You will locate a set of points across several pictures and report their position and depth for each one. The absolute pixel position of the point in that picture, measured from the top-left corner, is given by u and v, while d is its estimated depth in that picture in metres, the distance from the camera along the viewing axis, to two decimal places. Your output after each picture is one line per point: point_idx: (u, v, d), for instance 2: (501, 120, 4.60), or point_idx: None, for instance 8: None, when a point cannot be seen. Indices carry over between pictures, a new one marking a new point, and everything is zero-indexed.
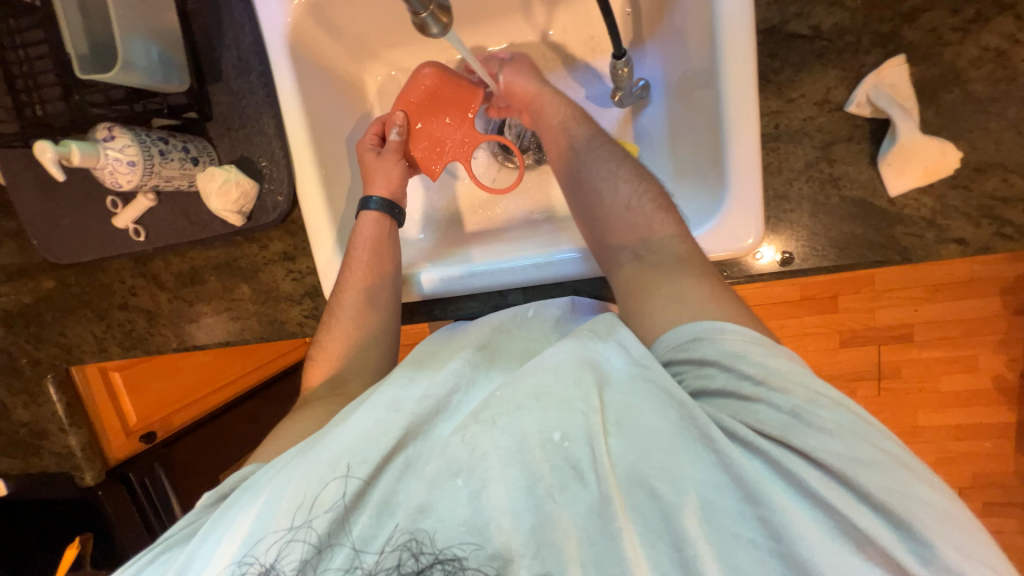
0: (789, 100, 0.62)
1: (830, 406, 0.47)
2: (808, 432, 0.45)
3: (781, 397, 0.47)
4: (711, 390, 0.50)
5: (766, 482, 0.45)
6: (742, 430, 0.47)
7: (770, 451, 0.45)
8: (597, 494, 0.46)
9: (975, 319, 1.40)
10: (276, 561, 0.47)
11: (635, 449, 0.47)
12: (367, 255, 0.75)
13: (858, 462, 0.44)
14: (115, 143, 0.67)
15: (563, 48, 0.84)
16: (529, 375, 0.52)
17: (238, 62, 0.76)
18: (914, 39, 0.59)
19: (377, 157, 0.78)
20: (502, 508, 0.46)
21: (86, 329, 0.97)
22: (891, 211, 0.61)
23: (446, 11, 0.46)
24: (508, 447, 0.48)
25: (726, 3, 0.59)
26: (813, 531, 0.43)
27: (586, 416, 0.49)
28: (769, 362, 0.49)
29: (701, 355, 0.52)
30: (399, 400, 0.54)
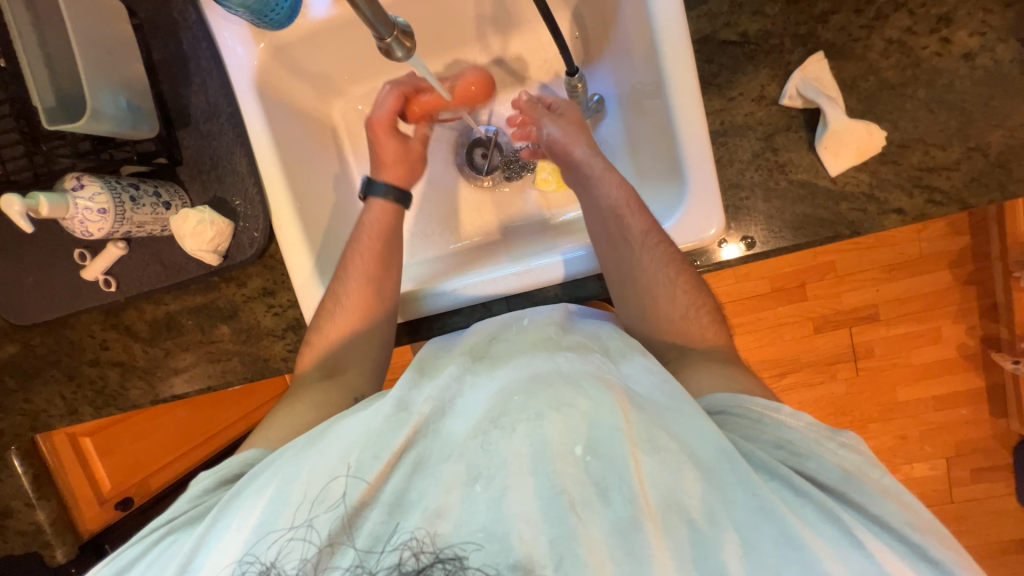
0: (730, 99, 0.68)
1: (878, 481, 0.50)
2: (858, 491, 0.48)
3: (831, 457, 0.51)
4: (762, 437, 0.53)
5: (812, 526, 0.45)
6: (797, 478, 0.48)
7: (823, 501, 0.46)
8: (626, 512, 0.46)
9: (931, 293, 1.49)
10: (277, 559, 0.47)
11: (667, 470, 0.47)
12: (365, 273, 0.75)
13: (906, 522, 0.46)
14: (84, 192, 0.66)
15: (520, 72, 0.90)
16: (550, 385, 0.53)
17: (207, 106, 0.77)
18: (829, 38, 0.66)
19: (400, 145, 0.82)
20: (524, 518, 0.46)
21: (53, 391, 0.93)
22: (835, 190, 0.67)
23: (408, 36, 0.50)
24: (531, 455, 0.48)
25: (663, 17, 0.66)
26: (841, 558, 0.43)
27: (613, 435, 0.48)
28: (823, 439, 0.52)
29: (757, 416, 0.55)
30: (409, 401, 0.55)
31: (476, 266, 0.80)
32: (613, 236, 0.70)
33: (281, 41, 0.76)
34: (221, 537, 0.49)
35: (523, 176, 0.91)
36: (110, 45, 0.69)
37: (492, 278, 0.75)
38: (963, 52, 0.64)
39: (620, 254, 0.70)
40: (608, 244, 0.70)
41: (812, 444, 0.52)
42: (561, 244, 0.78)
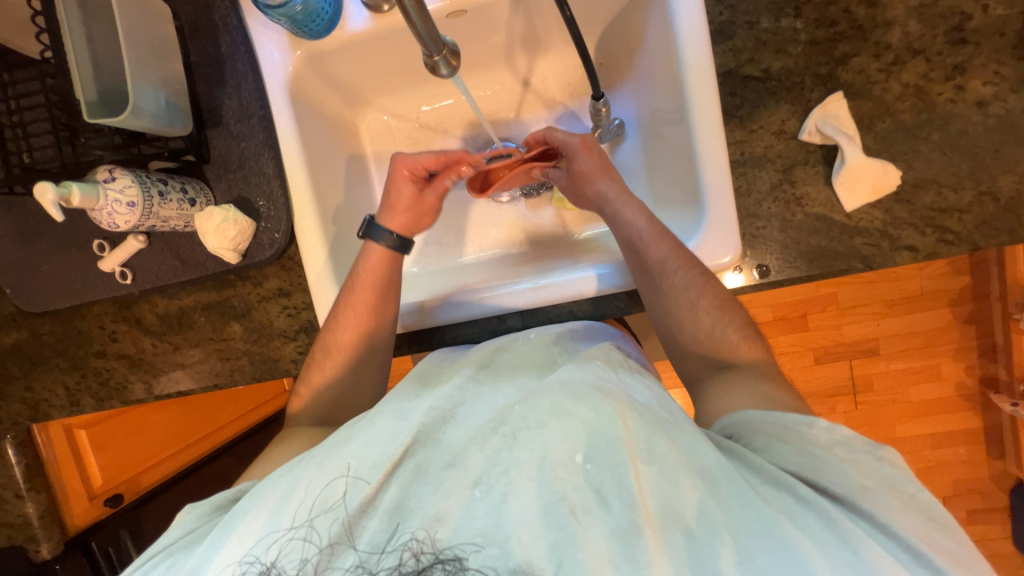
0: (751, 131, 0.70)
1: (900, 497, 0.49)
2: (876, 505, 0.48)
3: (853, 471, 0.50)
4: (786, 455, 0.53)
5: (812, 536, 0.44)
6: (803, 487, 0.48)
7: (833, 513, 0.46)
8: (623, 516, 0.45)
9: (932, 330, 1.51)
10: (277, 559, 0.46)
11: (665, 478, 0.46)
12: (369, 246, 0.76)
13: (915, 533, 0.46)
14: (115, 184, 0.67)
15: (545, 93, 0.93)
16: (547, 393, 0.52)
17: (239, 108, 0.79)
18: (849, 79, 0.68)
19: (413, 194, 0.80)
20: (524, 523, 0.45)
21: (57, 381, 0.92)
22: (849, 224, 0.69)
23: (455, 56, 0.52)
24: (534, 463, 0.47)
25: (690, 52, 0.68)
26: (844, 565, 0.42)
27: (611, 442, 0.47)
28: (854, 452, 0.52)
29: (785, 434, 0.55)
30: (405, 409, 0.56)
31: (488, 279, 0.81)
32: (649, 277, 0.70)
33: (316, 51, 0.78)
34: (231, 537, 0.49)
35: (541, 193, 0.93)
36: (152, 44, 0.70)
37: (507, 298, 0.75)
38: (976, 100, 0.66)
39: (668, 303, 0.70)
40: (649, 296, 0.71)
41: (836, 458, 0.52)
42: (577, 261, 0.79)
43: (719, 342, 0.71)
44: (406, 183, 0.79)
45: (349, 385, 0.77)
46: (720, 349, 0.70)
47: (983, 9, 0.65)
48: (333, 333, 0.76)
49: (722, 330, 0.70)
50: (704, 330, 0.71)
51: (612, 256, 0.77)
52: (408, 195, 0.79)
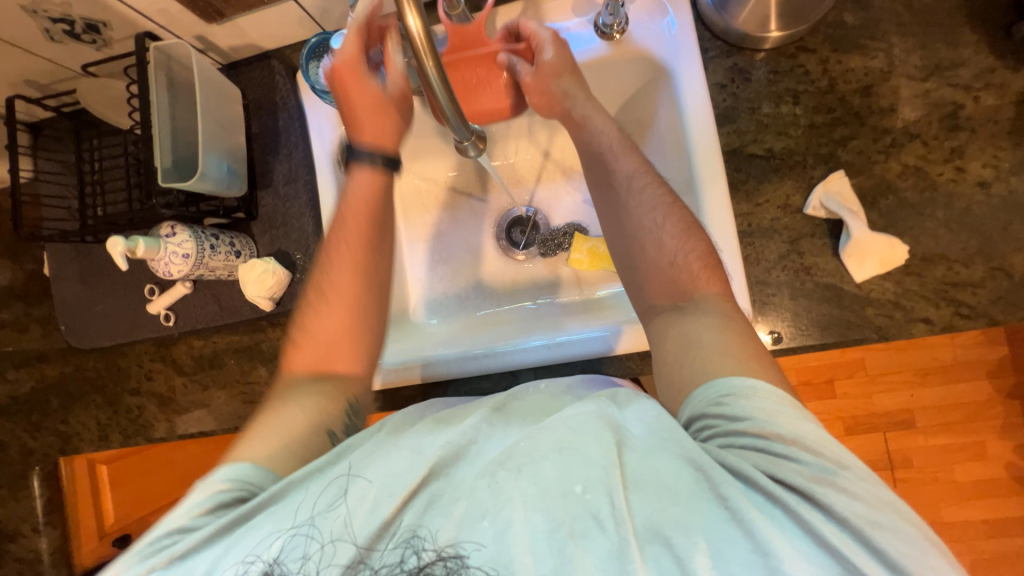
0: (757, 205, 0.74)
1: (855, 473, 0.47)
2: (833, 490, 0.46)
3: (807, 451, 0.48)
4: (739, 441, 0.50)
5: (782, 536, 0.45)
6: (764, 480, 0.47)
7: (788, 501, 0.46)
8: (615, 538, 0.47)
9: (971, 405, 1.44)
10: (280, 556, 0.50)
11: (651, 500, 0.48)
12: (361, 205, 0.70)
13: (868, 516, 0.45)
14: (175, 239, 0.76)
15: (563, 162, 1.01)
16: (551, 429, 0.54)
17: (288, 172, 0.88)
18: (849, 158, 0.72)
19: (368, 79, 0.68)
20: (525, 547, 0.48)
21: (91, 416, 0.97)
22: (860, 294, 0.70)
23: (482, 139, 0.60)
24: (533, 493, 0.50)
25: (697, 134, 0.73)
26: (809, 568, 0.44)
27: (605, 470, 0.50)
28: (798, 421, 0.50)
29: (733, 412, 0.51)
30: (422, 444, 0.56)
31: (500, 332, 0.84)
32: (610, 192, 0.71)
33: None
34: (244, 539, 0.51)
35: (557, 254, 0.98)
36: (223, 121, 0.82)
37: (522, 353, 0.79)
38: (977, 180, 0.68)
39: (631, 226, 0.69)
40: (610, 218, 0.72)
41: (780, 426, 0.49)
42: (590, 319, 0.82)
43: (684, 278, 0.65)
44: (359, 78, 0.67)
45: (358, 322, 0.69)
46: (682, 279, 0.65)
47: (974, 99, 0.69)
48: (329, 271, 0.70)
49: (685, 257, 0.65)
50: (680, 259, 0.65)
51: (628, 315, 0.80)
52: (373, 96, 0.68)
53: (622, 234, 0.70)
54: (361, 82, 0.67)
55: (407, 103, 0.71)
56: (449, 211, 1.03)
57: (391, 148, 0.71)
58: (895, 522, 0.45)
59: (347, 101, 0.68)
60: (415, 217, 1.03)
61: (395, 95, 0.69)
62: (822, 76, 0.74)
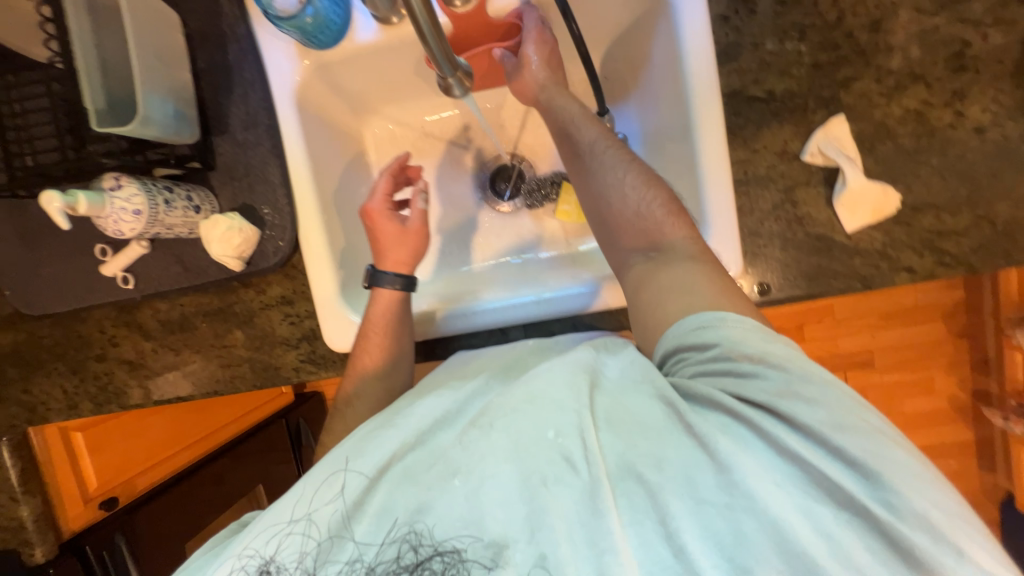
0: (754, 151, 0.71)
1: (822, 382, 0.48)
2: (797, 403, 0.46)
3: (774, 367, 0.49)
4: (710, 368, 0.51)
5: (750, 453, 0.46)
6: (729, 401, 0.48)
7: (754, 417, 0.47)
8: (587, 479, 0.48)
9: (925, 344, 1.57)
10: (276, 553, 0.51)
11: (623, 439, 0.49)
12: (382, 313, 0.77)
13: (835, 423, 0.45)
14: (121, 193, 0.66)
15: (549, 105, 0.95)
16: (524, 382, 0.53)
17: (246, 116, 0.79)
18: (851, 101, 0.69)
19: (391, 222, 0.80)
20: (499, 500, 0.49)
21: (55, 384, 0.91)
22: (850, 244, 0.70)
23: (467, 75, 0.55)
24: (507, 447, 0.50)
25: (696, 74, 0.69)
26: (778, 487, 0.45)
27: (576, 414, 0.50)
28: (765, 342, 0.50)
29: (705, 340, 0.52)
30: (399, 413, 0.57)
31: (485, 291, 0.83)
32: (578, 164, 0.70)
33: (324, 60, 0.79)
34: (243, 535, 0.53)
35: (543, 206, 0.95)
36: (163, 54, 0.71)
37: (507, 309, 0.78)
38: (975, 126, 0.67)
39: (597, 184, 0.68)
40: (581, 187, 0.70)
41: (750, 348, 0.50)
42: (577, 274, 0.81)
43: (651, 230, 0.64)
44: (385, 220, 0.80)
45: (402, 316, 0.78)
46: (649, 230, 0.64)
47: (983, 37, 0.66)
48: (354, 375, 0.77)
49: (652, 211, 0.65)
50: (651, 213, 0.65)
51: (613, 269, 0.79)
52: (394, 231, 0.81)
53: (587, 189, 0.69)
54: (389, 222, 0.80)
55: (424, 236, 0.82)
56: (429, 161, 0.97)
57: (409, 271, 0.80)
58: (862, 424, 0.46)
59: (374, 236, 0.81)
60: None
61: (414, 228, 0.81)
62: (830, 9, 0.68)
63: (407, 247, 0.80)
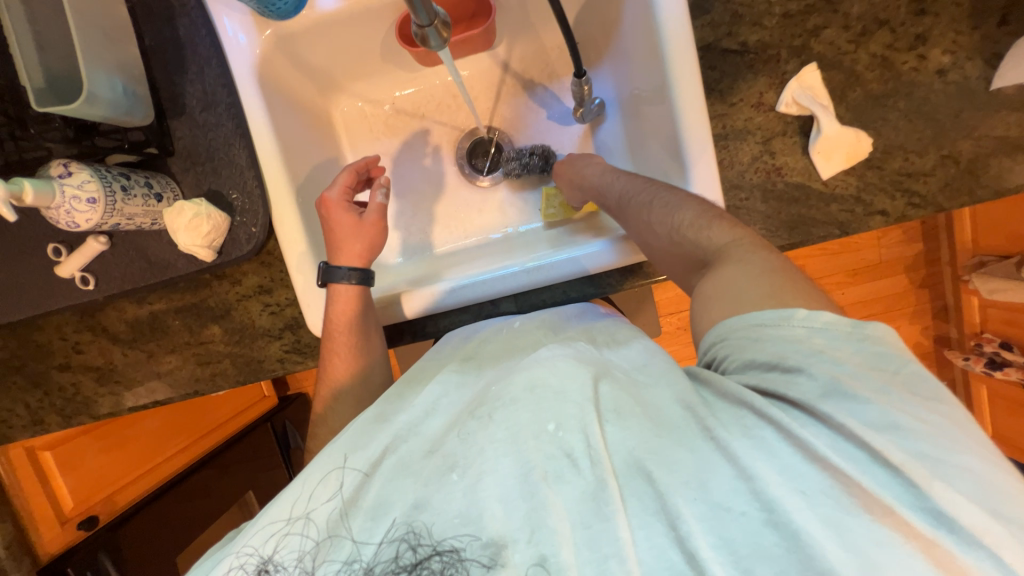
0: (731, 104, 0.71)
1: (875, 380, 0.47)
2: (840, 402, 0.45)
3: (824, 363, 0.48)
4: (755, 361, 0.51)
5: (774, 449, 0.44)
6: (759, 399, 0.47)
7: (783, 420, 0.45)
8: (591, 479, 0.44)
9: (891, 296, 1.65)
10: (274, 554, 0.46)
11: (633, 435, 0.46)
12: (340, 311, 0.74)
13: (869, 418, 0.44)
14: (72, 180, 0.61)
15: (522, 74, 0.93)
16: (525, 369, 0.52)
17: (204, 96, 0.74)
18: (821, 50, 0.70)
19: (346, 215, 0.76)
20: (497, 498, 0.44)
21: (16, 400, 0.85)
22: (826, 192, 0.72)
23: (445, 27, 0.57)
24: (504, 439, 0.47)
25: (670, 29, 0.69)
26: (790, 481, 0.42)
27: (580, 406, 0.47)
28: (835, 347, 0.50)
29: (758, 337, 0.53)
30: (400, 425, 0.54)
31: (471, 265, 0.81)
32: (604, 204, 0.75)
33: (285, 32, 0.75)
34: (241, 535, 0.49)
35: (523, 178, 0.93)
36: (105, 28, 0.66)
37: (497, 276, 0.76)
38: (937, 68, 0.69)
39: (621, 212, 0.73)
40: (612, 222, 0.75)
41: (812, 350, 0.50)
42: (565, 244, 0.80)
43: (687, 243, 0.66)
44: (341, 213, 0.76)
45: (364, 310, 0.75)
46: (697, 241, 0.65)
47: None
48: (328, 378, 0.75)
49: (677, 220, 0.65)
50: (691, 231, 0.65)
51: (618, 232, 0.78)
52: (350, 223, 0.76)
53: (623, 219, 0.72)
54: (343, 215, 0.75)
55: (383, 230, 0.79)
56: (402, 137, 0.94)
57: (364, 264, 0.76)
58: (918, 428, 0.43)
59: (328, 229, 0.76)
60: (365, 146, 0.94)
61: (371, 221, 0.77)
62: None
63: (365, 242, 0.77)
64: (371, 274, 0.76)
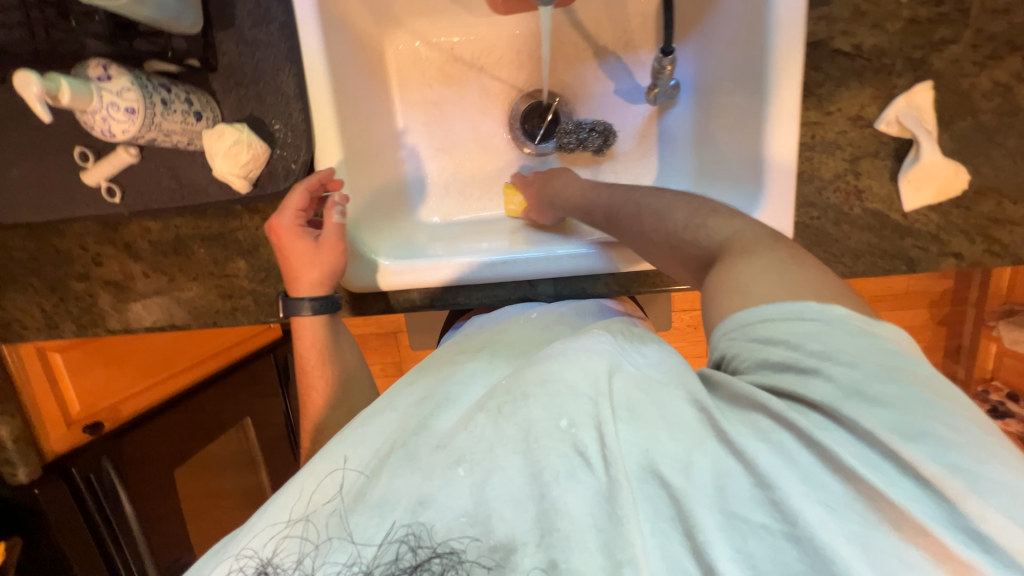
0: (827, 113, 0.66)
1: (907, 381, 0.41)
2: (867, 407, 0.40)
3: (843, 363, 0.42)
4: (770, 361, 0.45)
5: (793, 458, 0.40)
6: (772, 402, 0.42)
7: (806, 428, 0.40)
8: (603, 480, 0.42)
9: (908, 328, 1.62)
10: (273, 556, 0.46)
11: (643, 434, 0.44)
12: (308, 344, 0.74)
13: (896, 426, 0.39)
14: (112, 84, 0.56)
15: (595, 38, 0.85)
16: (538, 364, 0.50)
17: (255, 9, 0.67)
18: (941, 67, 0.63)
19: (302, 239, 0.71)
20: (509, 498, 0.43)
21: (31, 301, 0.83)
22: (903, 224, 0.67)
23: None
24: (516, 436, 0.45)
25: (783, 20, 0.63)
26: (812, 494, 0.39)
27: (593, 403, 0.45)
28: (856, 341, 0.43)
29: (771, 335, 0.46)
30: (409, 413, 0.53)
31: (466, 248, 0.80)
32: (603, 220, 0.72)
33: None
34: (237, 539, 0.49)
35: (579, 151, 0.88)
36: None
37: (483, 259, 0.74)
38: None
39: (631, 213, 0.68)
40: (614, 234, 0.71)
41: (838, 349, 0.43)
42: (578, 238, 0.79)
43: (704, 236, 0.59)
44: (296, 240, 0.71)
45: (331, 334, 0.76)
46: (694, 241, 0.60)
47: None
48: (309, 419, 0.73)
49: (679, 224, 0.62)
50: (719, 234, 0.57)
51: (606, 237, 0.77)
52: (307, 248, 0.71)
53: (633, 232, 0.67)
54: (299, 241, 0.71)
55: (343, 250, 0.73)
56: (456, 88, 0.87)
57: (325, 291, 0.73)
58: (953, 436, 0.38)
59: (285, 254, 0.73)
60: (414, 91, 0.87)
61: (327, 244, 0.72)
62: None
63: (322, 266, 0.72)
64: (331, 299, 0.75)
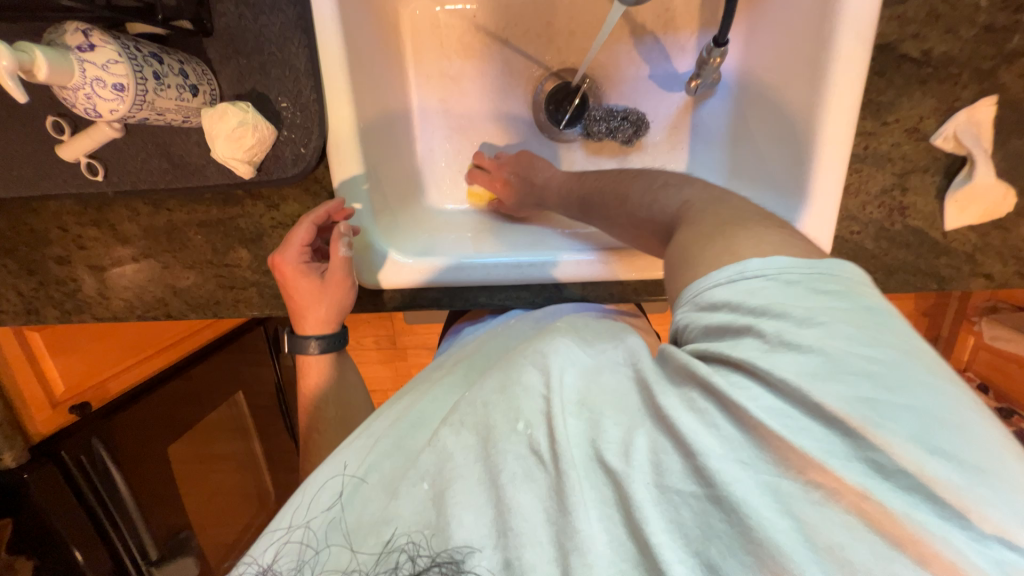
0: (883, 123, 0.62)
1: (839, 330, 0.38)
2: (782, 359, 0.37)
3: (774, 320, 0.40)
4: (710, 327, 0.43)
5: (714, 421, 0.38)
6: (702, 368, 0.40)
7: (717, 384, 0.39)
8: (552, 473, 0.40)
9: None
10: (273, 561, 0.46)
11: (586, 422, 0.41)
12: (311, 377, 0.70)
13: (821, 373, 0.36)
14: (95, 55, 0.48)
15: (635, 15, 0.77)
16: (495, 373, 0.47)
17: None
18: (1007, 81, 0.60)
19: (309, 277, 0.66)
20: (466, 505, 0.41)
21: (4, 282, 0.75)
22: (942, 242, 0.66)
23: None
24: (475, 444, 0.43)
25: (848, 17, 0.58)
26: (732, 452, 0.36)
27: (541, 401, 0.43)
28: (793, 295, 0.40)
29: (717, 300, 0.44)
30: (383, 426, 0.51)
31: (477, 245, 0.74)
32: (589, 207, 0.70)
33: None
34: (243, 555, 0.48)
35: (606, 140, 0.82)
36: None
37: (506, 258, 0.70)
38: None
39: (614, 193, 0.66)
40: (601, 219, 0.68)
41: (773, 305, 0.40)
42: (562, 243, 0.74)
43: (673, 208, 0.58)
44: (302, 280, 0.65)
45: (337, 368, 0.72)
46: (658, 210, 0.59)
47: None
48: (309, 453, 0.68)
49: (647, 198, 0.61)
50: (675, 201, 0.58)
51: (603, 240, 0.73)
52: (313, 287, 0.66)
53: (618, 210, 0.64)
54: (306, 282, 0.65)
55: (352, 285, 0.68)
56: (478, 62, 0.79)
57: (333, 328, 0.69)
58: (883, 375, 0.35)
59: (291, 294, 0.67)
60: (431, 64, 0.79)
61: (336, 281, 0.66)
62: None
63: (332, 304, 0.67)
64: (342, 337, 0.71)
